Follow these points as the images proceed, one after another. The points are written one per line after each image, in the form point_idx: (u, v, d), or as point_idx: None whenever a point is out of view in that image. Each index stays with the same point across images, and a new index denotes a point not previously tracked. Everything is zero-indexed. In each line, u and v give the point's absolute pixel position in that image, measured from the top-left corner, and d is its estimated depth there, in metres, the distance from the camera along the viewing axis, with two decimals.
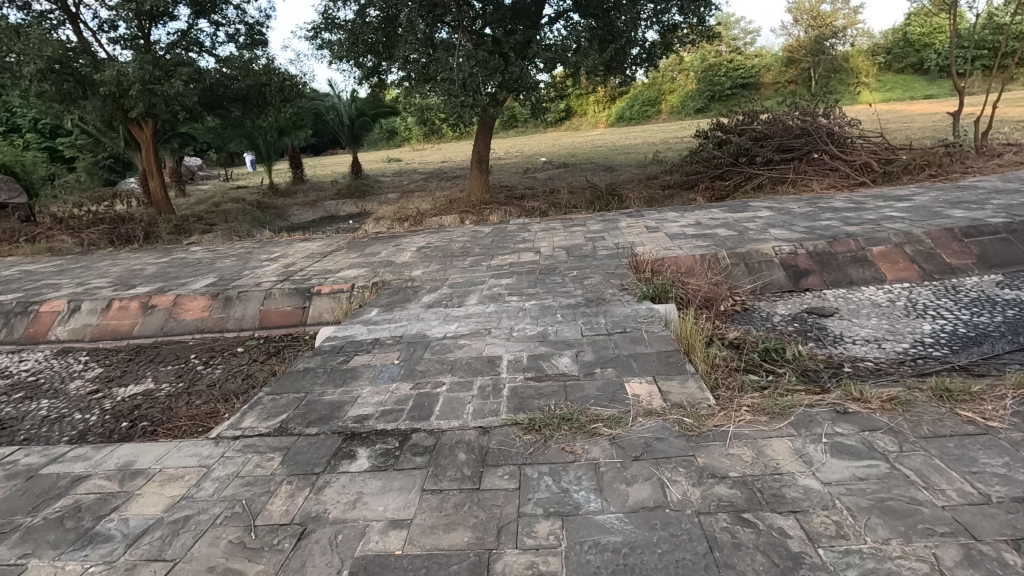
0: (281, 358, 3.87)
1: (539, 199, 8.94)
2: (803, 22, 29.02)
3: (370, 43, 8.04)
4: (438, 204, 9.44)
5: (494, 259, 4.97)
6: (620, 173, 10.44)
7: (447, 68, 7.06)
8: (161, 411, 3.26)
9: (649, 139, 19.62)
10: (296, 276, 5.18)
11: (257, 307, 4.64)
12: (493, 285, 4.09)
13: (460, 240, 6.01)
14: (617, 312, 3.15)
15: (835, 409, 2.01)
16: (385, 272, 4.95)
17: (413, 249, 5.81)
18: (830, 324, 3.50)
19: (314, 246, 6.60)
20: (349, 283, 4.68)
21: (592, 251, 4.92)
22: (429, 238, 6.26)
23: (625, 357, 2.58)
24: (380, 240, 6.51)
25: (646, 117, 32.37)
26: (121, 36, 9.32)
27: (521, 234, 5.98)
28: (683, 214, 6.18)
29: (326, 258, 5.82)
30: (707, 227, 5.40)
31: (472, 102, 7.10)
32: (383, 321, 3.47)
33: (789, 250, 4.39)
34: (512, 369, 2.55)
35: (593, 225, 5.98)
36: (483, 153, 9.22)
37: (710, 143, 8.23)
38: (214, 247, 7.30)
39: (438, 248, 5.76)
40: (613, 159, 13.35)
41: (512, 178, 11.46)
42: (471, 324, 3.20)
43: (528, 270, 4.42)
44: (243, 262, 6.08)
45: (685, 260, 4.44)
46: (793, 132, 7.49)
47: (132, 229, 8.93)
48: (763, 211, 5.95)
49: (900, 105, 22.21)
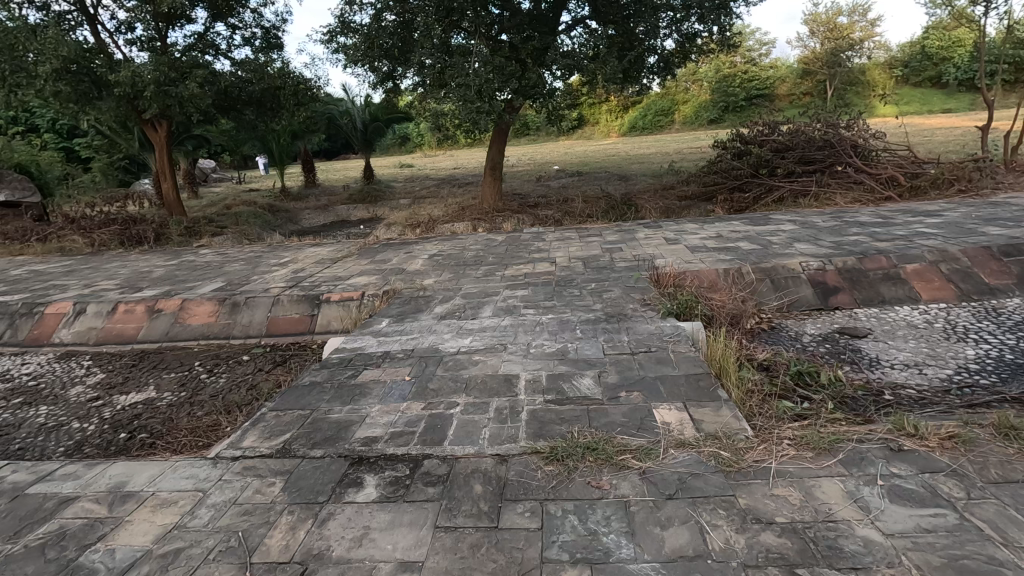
0: (287, 368, 3.74)
1: (553, 207, 8.81)
2: (819, 34, 28.89)
3: (385, 48, 7.95)
4: (450, 211, 9.33)
5: (508, 269, 4.83)
6: (635, 183, 10.30)
7: (462, 74, 6.95)
8: (160, 422, 3.12)
9: (663, 149, 19.48)
10: (305, 282, 5.06)
11: (264, 314, 4.52)
12: (508, 296, 3.95)
13: (473, 248, 5.88)
14: (640, 330, 2.99)
15: (889, 446, 1.83)
16: (396, 280, 4.82)
17: (425, 256, 5.68)
18: (864, 346, 3.32)
19: (325, 252, 6.50)
20: (359, 291, 4.55)
21: (610, 262, 4.77)
22: (442, 246, 6.12)
23: (650, 380, 2.42)
24: (391, 247, 6.39)
25: (659, 126, 32.26)
26: (138, 37, 9.33)
27: (536, 243, 5.84)
28: (703, 226, 6.01)
29: (336, 264, 5.70)
30: (728, 240, 5.22)
31: (488, 108, 7.00)
32: (395, 332, 3.34)
33: (817, 266, 4.20)
34: (531, 390, 2.39)
35: (609, 235, 5.83)
36: (496, 161, 9.12)
37: (728, 154, 8.06)
38: (224, 251, 7.21)
39: (451, 256, 5.62)
40: (627, 168, 13.23)
41: (525, 186, 11.35)
42: (486, 339, 3.04)
43: (544, 281, 4.27)
44: (252, 266, 5.98)
45: (708, 274, 4.26)
46: (816, 143, 7.30)
47: (143, 230, 8.89)
48: (786, 224, 5.76)
49: (917, 119, 22.00)
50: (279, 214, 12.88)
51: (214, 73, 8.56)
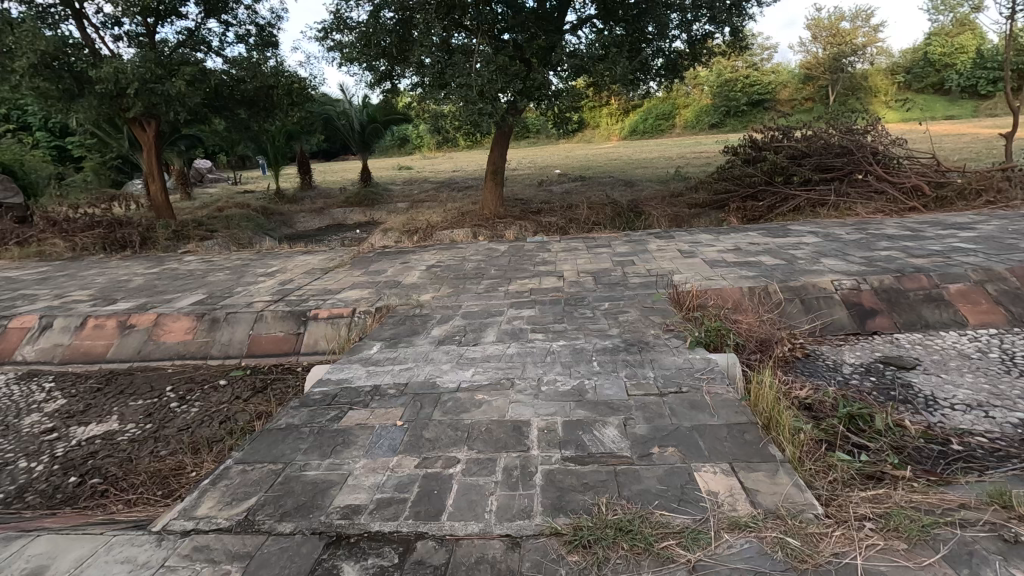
0: (266, 397, 3.37)
1: (557, 213, 8.47)
2: (821, 39, 28.70)
3: (382, 47, 7.56)
4: (449, 216, 8.96)
5: (513, 283, 4.47)
6: (641, 188, 9.95)
7: (464, 75, 6.57)
8: (118, 463, 2.74)
9: (665, 153, 19.18)
10: (291, 295, 4.68)
11: (245, 331, 4.14)
12: (513, 317, 3.58)
13: (474, 259, 5.51)
14: (667, 364, 2.61)
15: (1000, 536, 1.48)
16: (390, 294, 4.45)
17: (423, 267, 5.31)
18: (915, 379, 2.95)
19: (316, 260, 6.13)
20: (350, 307, 4.19)
21: (622, 278, 4.41)
22: (441, 256, 5.76)
23: (686, 431, 2.05)
24: (387, 256, 6.02)
25: (659, 130, 31.99)
26: (125, 33, 8.96)
27: (541, 254, 5.48)
28: (718, 237, 5.67)
29: (326, 274, 5.33)
30: (748, 254, 4.87)
31: (490, 110, 6.63)
32: (387, 360, 2.96)
33: (850, 285, 3.84)
34: (546, 443, 2.02)
35: (619, 247, 5.47)
36: (498, 165, 8.75)
37: (740, 160, 7.73)
38: (210, 257, 6.84)
39: (450, 267, 5.26)
40: (631, 173, 12.91)
41: (527, 190, 11.00)
42: (490, 372, 2.67)
43: (553, 300, 3.91)
44: (237, 276, 5.61)
45: (731, 293, 3.90)
46: (834, 150, 6.95)
47: (128, 234, 8.51)
48: (808, 237, 5.41)
49: (922, 126, 21.83)
50: (273, 217, 12.51)
51: (203, 70, 8.19)
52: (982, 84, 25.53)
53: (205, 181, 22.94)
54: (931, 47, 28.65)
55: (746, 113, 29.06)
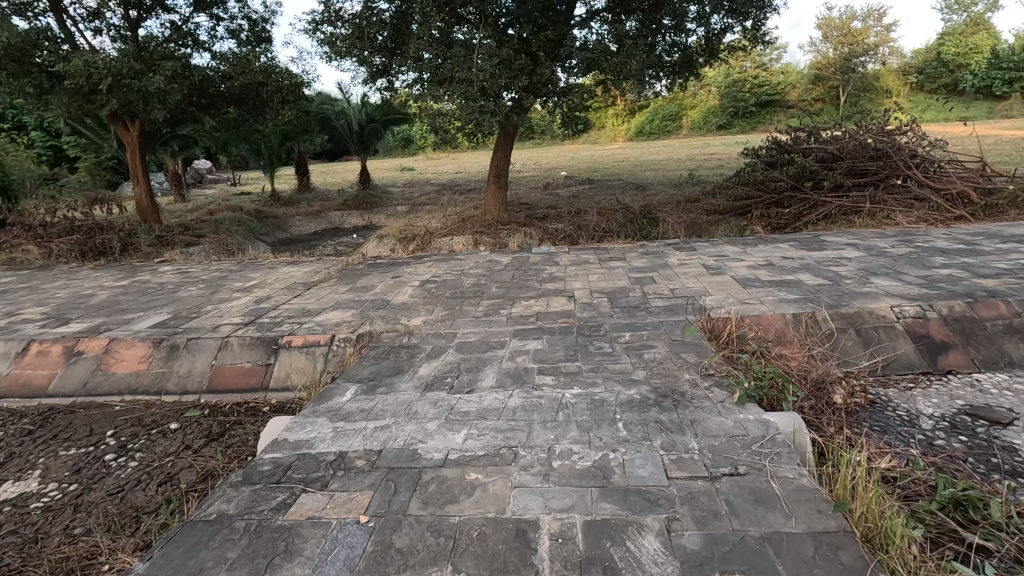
0: (220, 449, 2.82)
1: (565, 220, 7.92)
2: (832, 39, 28.15)
3: (377, 41, 7.00)
4: (449, 222, 8.40)
5: (516, 305, 3.91)
6: (653, 192, 9.38)
7: (464, 69, 6.00)
8: (19, 546, 2.18)
9: (674, 155, 18.63)
10: (265, 316, 4.13)
11: (207, 361, 3.58)
12: (517, 352, 3.02)
13: (473, 273, 4.95)
14: (714, 429, 2.04)
15: None
16: (377, 317, 3.90)
17: (417, 283, 4.75)
18: (1017, 439, 2.38)
19: (300, 272, 5.59)
20: (328, 334, 3.64)
21: (642, 299, 3.84)
22: (438, 269, 5.21)
23: (754, 546, 1.47)
24: (379, 268, 5.47)
25: (666, 131, 31.34)
26: (107, 27, 8.45)
27: (548, 268, 4.92)
28: (745, 249, 5.09)
29: (309, 290, 4.79)
30: (784, 271, 4.30)
31: (493, 108, 6.05)
32: (360, 414, 2.40)
33: (913, 313, 3.26)
34: (562, 564, 1.45)
35: (636, 261, 4.90)
36: (500, 168, 8.19)
37: (761, 163, 7.16)
38: (188, 267, 6.30)
39: (446, 283, 4.71)
40: (640, 175, 12.36)
41: (531, 194, 10.45)
42: (487, 436, 2.11)
43: (563, 328, 3.35)
44: (211, 291, 5.06)
45: (772, 322, 3.32)
46: (867, 152, 6.39)
47: (107, 240, 7.99)
48: (848, 250, 4.83)
49: (937, 128, 21.26)
50: (267, 220, 11.98)
51: (186, 66, 7.66)
52: (997, 85, 25.29)
53: (202, 182, 22.45)
54: (944, 47, 28.15)
55: (755, 114, 28.41)
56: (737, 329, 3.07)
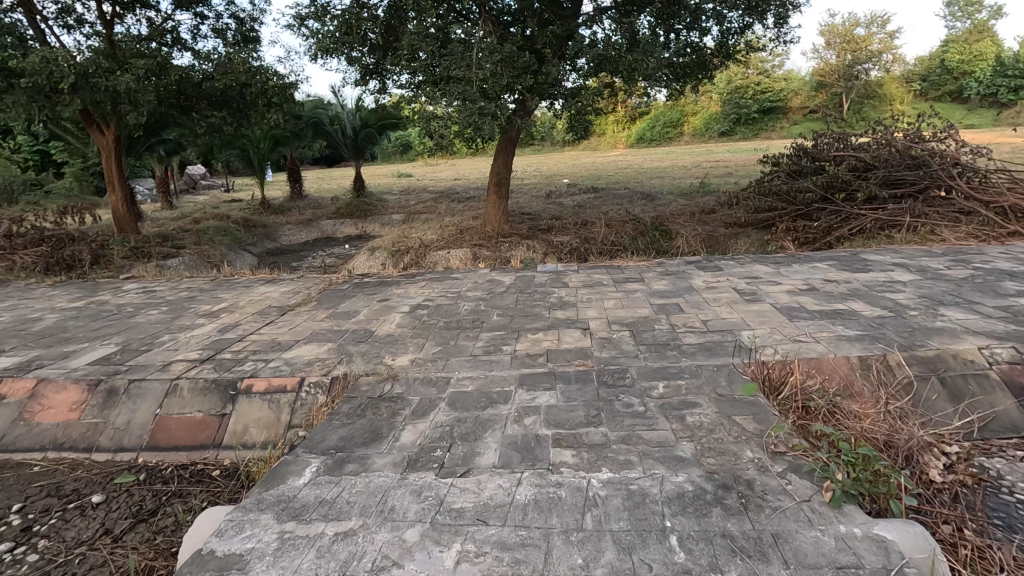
0: (146, 539, 2.21)
1: (570, 232, 7.36)
2: (835, 45, 27.78)
3: (368, 37, 6.42)
4: (446, 233, 7.82)
5: (522, 340, 3.31)
6: (663, 202, 8.81)
7: (462, 67, 5.41)
8: None
9: (678, 162, 18.14)
10: (227, 350, 3.52)
11: (149, 410, 2.97)
12: (525, 409, 2.42)
13: (471, 297, 4.36)
14: (810, 556, 1.44)
15: None
16: (358, 354, 3.30)
17: (407, 309, 4.16)
18: None
19: (278, 292, 4.98)
20: (297, 376, 3.04)
21: (672, 333, 3.25)
22: (432, 290, 4.62)
23: None
24: (365, 288, 4.88)
25: (668, 138, 30.77)
26: (79, 25, 7.87)
27: (556, 291, 4.33)
28: (779, 270, 4.51)
29: (284, 317, 4.19)
30: (832, 298, 3.71)
31: (494, 110, 5.43)
32: (319, 510, 1.80)
33: (1010, 357, 2.67)
34: None
35: (657, 284, 4.30)
36: (501, 175, 7.60)
37: (784, 172, 6.62)
38: (156, 285, 5.68)
39: (441, 308, 4.12)
40: (646, 184, 11.84)
41: (533, 203, 9.88)
42: (490, 560, 1.51)
43: (580, 374, 2.76)
44: (174, 315, 4.45)
45: (835, 367, 2.73)
46: (905, 161, 5.86)
47: (76, 251, 7.37)
48: (897, 272, 4.25)
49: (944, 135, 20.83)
50: (255, 229, 11.39)
51: (162, 64, 7.07)
52: (1002, 92, 24.94)
53: (193, 188, 21.84)
54: (948, 54, 27.87)
55: (758, 121, 27.96)
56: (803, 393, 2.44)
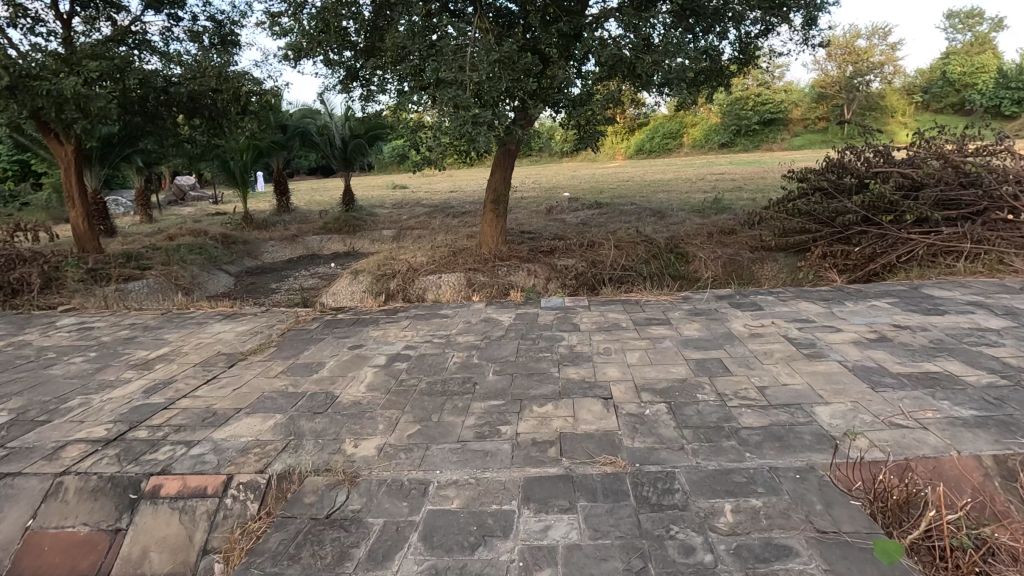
0: None
1: (575, 254, 6.63)
2: (836, 57, 27.41)
3: (349, 36, 5.64)
4: (437, 255, 7.04)
5: (526, 416, 2.54)
6: (676, 220, 8.09)
7: (454, 68, 4.60)
8: None
9: (679, 175, 17.56)
10: (144, 423, 2.72)
11: (18, 521, 2.18)
12: (533, 556, 1.67)
13: (462, 344, 3.58)
14: None
15: None
16: (309, 436, 2.51)
17: (382, 361, 3.38)
18: None
19: (233, 332, 4.19)
20: (223, 472, 2.25)
21: (723, 410, 2.46)
22: (416, 334, 3.85)
23: None
24: (337, 330, 4.10)
25: (668, 150, 29.76)
26: (34, 23, 7.12)
27: (565, 337, 3.56)
28: (833, 312, 3.74)
29: (231, 370, 3.39)
30: (916, 354, 2.94)
31: (490, 119, 4.61)
32: None
33: None
34: None
35: (688, 331, 3.53)
36: (498, 192, 6.81)
37: (817, 190, 5.89)
38: (96, 319, 4.86)
39: (423, 361, 3.33)
40: (652, 199, 11.16)
41: (532, 220, 9.15)
42: None
43: (607, 484, 1.99)
44: (101, 363, 3.64)
45: (968, 472, 1.96)
46: (958, 180, 5.16)
47: (25, 272, 6.52)
48: (980, 315, 3.49)
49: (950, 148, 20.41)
50: (234, 246, 10.61)
51: (122, 64, 6.32)
52: (1005, 105, 24.49)
53: (181, 200, 21.07)
54: (950, 66, 27.58)
55: (758, 132, 27.45)
56: (941, 527, 1.68)
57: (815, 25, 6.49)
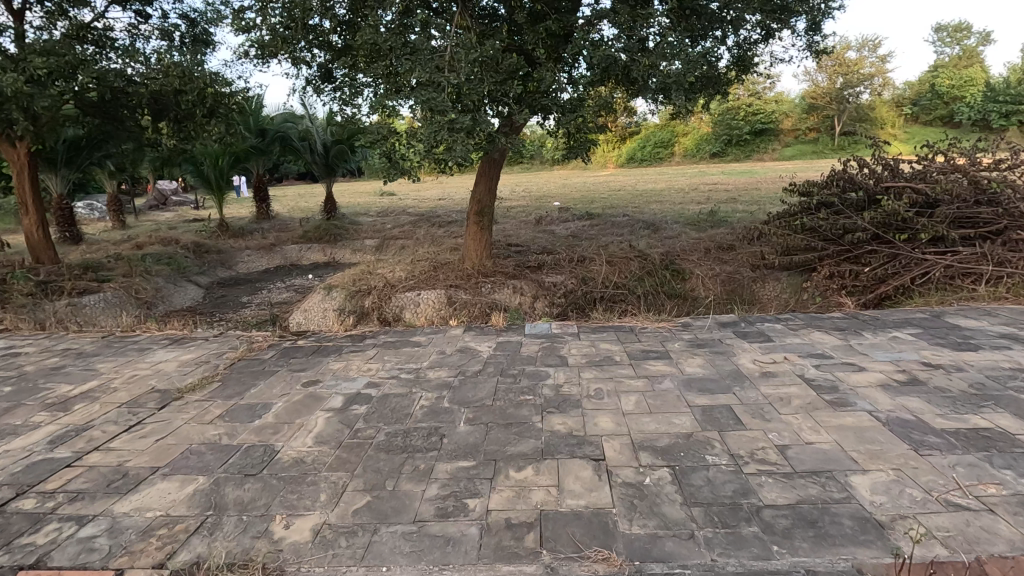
0: None
1: (565, 270, 6.20)
2: (826, 68, 27.34)
3: (318, 33, 5.14)
4: (417, 269, 6.56)
5: (500, 485, 2.08)
6: (671, 234, 7.69)
7: (430, 69, 4.11)
8: None
9: (670, 185, 17.25)
10: (35, 488, 2.23)
11: None
12: None
13: (432, 382, 3.11)
14: None
15: None
16: (232, 511, 2.03)
17: (338, 402, 2.91)
18: None
19: (175, 362, 3.69)
20: (112, 567, 1.77)
21: (738, 481, 2.03)
22: (382, 368, 3.38)
23: None
24: (293, 361, 3.62)
25: (658, 158, 29.02)
26: None
27: (551, 374, 3.11)
28: (852, 345, 3.33)
29: (161, 412, 2.91)
30: (959, 403, 2.52)
31: (470, 125, 4.13)
32: None
33: None
34: None
35: (691, 369, 3.09)
36: (483, 202, 6.33)
37: (824, 205, 5.48)
38: (27, 343, 4.34)
39: (386, 404, 2.87)
40: (645, 210, 10.79)
41: (521, 231, 8.71)
42: None
43: None
44: (11, 402, 3.13)
45: None
46: (975, 196, 4.82)
47: None
48: (1019, 351, 3.09)
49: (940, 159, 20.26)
50: (206, 256, 10.06)
51: (73, 60, 5.79)
52: (994, 118, 24.48)
53: (163, 205, 20.43)
54: (938, 79, 27.65)
55: (749, 142, 27.28)
56: None
57: (819, 31, 6.12)
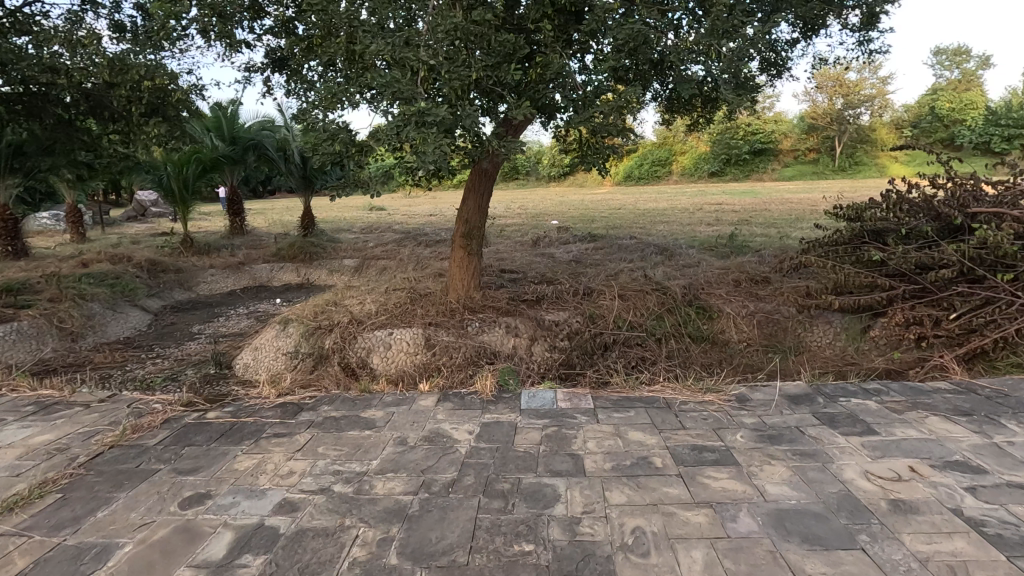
0: None
1: (568, 305, 5.12)
2: (826, 87, 26.68)
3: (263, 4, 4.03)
4: (391, 299, 5.45)
5: None
6: (688, 261, 6.65)
7: (398, 44, 3.03)
8: None
9: (669, 204, 16.34)
10: None
11: None
12: None
13: (379, 506, 2.02)
14: None
15: None
16: None
17: (219, 551, 1.80)
18: None
19: (18, 448, 2.56)
20: None
21: None
22: (308, 472, 2.27)
23: None
24: (187, 452, 2.50)
25: (656, 176, 28.01)
26: None
27: (561, 495, 2.02)
28: (1002, 446, 2.26)
29: None
30: None
31: (449, 120, 3.03)
32: None
33: None
34: None
35: (777, 491, 2.01)
36: (470, 220, 5.22)
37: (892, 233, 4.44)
38: None
39: (295, 556, 1.77)
40: (652, 231, 9.77)
41: (516, 255, 7.66)
42: None
43: None
44: None
45: None
46: None
47: None
48: None
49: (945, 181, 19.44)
50: (163, 276, 8.94)
51: None
52: (996, 141, 23.81)
53: (141, 215, 19.32)
54: (938, 102, 27.15)
55: (748, 162, 26.61)
56: None
57: (874, 27, 5.17)
